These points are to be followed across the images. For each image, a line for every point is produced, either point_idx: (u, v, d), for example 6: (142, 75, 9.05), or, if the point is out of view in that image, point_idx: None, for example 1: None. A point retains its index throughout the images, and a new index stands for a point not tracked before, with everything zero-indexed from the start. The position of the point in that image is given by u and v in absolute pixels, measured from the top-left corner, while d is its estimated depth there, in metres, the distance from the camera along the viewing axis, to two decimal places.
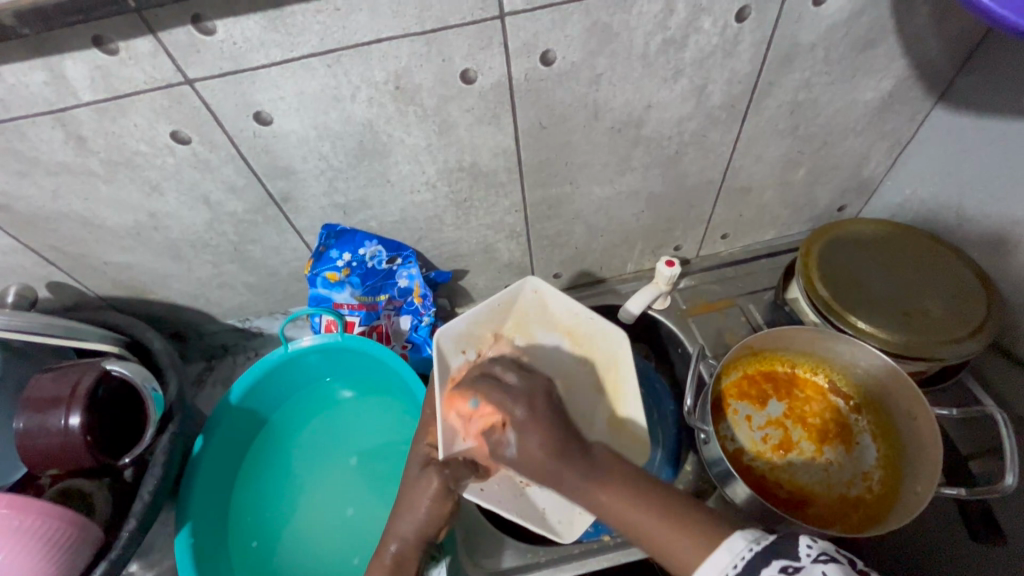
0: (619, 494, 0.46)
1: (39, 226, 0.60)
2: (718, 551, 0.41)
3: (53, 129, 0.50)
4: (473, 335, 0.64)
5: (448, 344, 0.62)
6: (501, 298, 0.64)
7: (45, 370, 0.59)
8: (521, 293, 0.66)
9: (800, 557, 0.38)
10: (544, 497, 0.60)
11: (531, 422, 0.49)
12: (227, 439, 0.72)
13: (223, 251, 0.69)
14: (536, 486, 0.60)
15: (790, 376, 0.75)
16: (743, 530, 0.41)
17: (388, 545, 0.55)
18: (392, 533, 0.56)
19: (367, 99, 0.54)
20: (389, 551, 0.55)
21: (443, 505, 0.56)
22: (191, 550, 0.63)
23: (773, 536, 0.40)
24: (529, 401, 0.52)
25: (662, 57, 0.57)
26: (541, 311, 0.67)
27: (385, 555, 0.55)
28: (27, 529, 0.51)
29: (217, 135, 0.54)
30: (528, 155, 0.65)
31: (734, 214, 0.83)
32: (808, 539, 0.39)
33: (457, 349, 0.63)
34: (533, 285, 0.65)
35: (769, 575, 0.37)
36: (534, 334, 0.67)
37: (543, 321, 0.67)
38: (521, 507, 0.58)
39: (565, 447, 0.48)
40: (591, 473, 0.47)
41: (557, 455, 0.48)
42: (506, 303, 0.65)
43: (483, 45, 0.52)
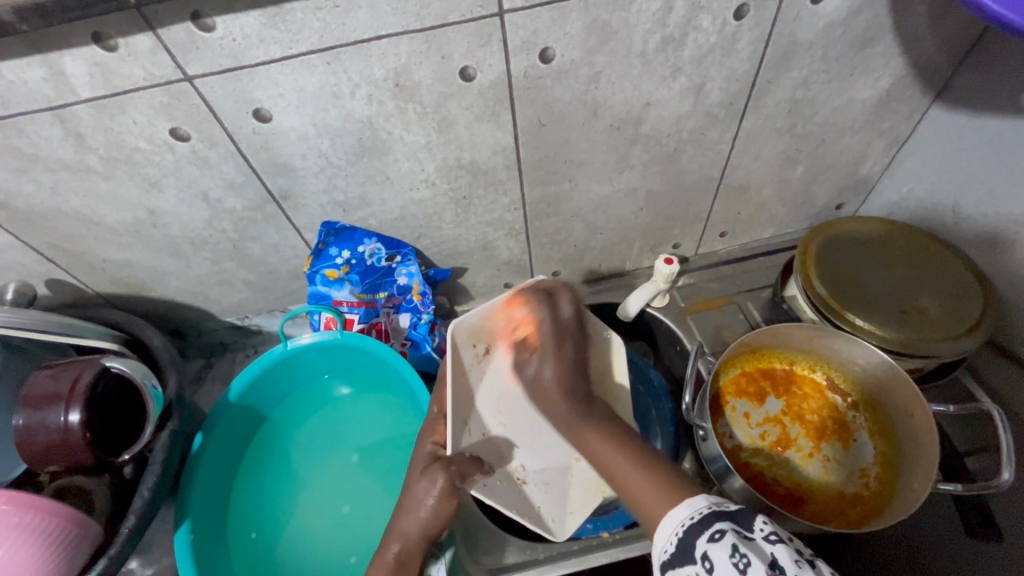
0: (604, 441, 0.51)
1: (38, 224, 0.60)
2: (680, 504, 0.41)
3: (52, 125, 0.50)
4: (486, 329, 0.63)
5: (462, 338, 0.61)
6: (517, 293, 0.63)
7: (45, 367, 0.59)
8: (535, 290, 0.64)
9: (753, 528, 0.38)
10: (537, 494, 0.64)
11: (552, 355, 0.58)
12: (226, 437, 0.72)
13: (222, 248, 0.69)
14: (531, 485, 0.64)
15: (788, 373, 0.75)
16: (709, 493, 0.42)
17: (391, 544, 0.54)
18: (394, 531, 0.55)
19: (366, 96, 0.54)
20: (392, 549, 0.54)
21: (449, 501, 0.54)
22: (190, 547, 0.63)
23: (734, 506, 0.40)
24: (564, 342, 0.59)
25: (661, 55, 0.58)
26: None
27: (387, 553, 0.54)
28: (26, 525, 0.51)
29: (216, 132, 0.54)
30: (527, 152, 0.65)
31: (732, 212, 0.84)
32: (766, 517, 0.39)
33: (468, 342, 0.62)
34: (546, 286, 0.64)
35: (721, 528, 0.38)
36: None
37: None
38: (519, 505, 0.62)
39: (569, 387, 0.56)
40: (583, 417, 0.54)
41: (564, 390, 0.56)
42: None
43: (482, 42, 0.52)
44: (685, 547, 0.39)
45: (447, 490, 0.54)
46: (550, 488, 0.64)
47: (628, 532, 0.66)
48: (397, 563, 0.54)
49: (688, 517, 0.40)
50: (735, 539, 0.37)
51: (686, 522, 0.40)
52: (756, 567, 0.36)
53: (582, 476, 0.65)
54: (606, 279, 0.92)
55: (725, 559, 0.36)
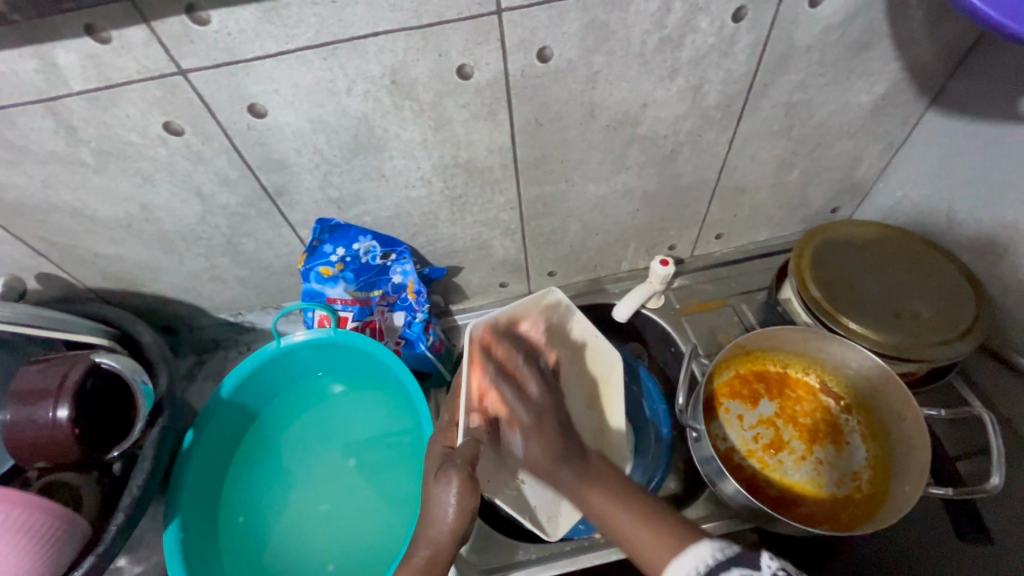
0: (604, 493, 0.51)
1: (30, 217, 0.60)
2: (682, 555, 0.41)
3: (43, 117, 0.50)
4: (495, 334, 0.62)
5: (480, 342, 0.60)
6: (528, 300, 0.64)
7: (32, 362, 0.57)
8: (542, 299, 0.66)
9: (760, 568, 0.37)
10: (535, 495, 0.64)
11: (533, 424, 0.60)
12: (217, 435, 0.72)
13: (216, 244, 0.68)
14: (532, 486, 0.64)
15: (781, 376, 0.75)
16: (711, 539, 0.41)
17: (418, 551, 0.51)
18: (422, 536, 0.51)
19: (362, 93, 0.54)
20: (420, 556, 0.50)
21: (472, 496, 0.51)
22: (179, 545, 0.62)
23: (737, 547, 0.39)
24: (542, 412, 0.62)
25: (658, 55, 0.58)
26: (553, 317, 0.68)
27: (414, 560, 0.50)
28: (10, 522, 0.50)
29: (210, 126, 0.54)
30: (524, 152, 0.65)
31: (728, 214, 0.84)
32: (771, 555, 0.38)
33: (480, 345, 0.61)
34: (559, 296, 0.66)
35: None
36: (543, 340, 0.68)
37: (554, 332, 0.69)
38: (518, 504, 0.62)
39: (562, 456, 0.57)
40: (584, 479, 0.53)
41: (553, 460, 0.57)
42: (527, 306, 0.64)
43: (480, 41, 0.52)
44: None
45: (466, 485, 0.51)
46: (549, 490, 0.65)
47: None
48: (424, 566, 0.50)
49: (695, 566, 0.39)
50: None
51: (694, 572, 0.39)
52: None
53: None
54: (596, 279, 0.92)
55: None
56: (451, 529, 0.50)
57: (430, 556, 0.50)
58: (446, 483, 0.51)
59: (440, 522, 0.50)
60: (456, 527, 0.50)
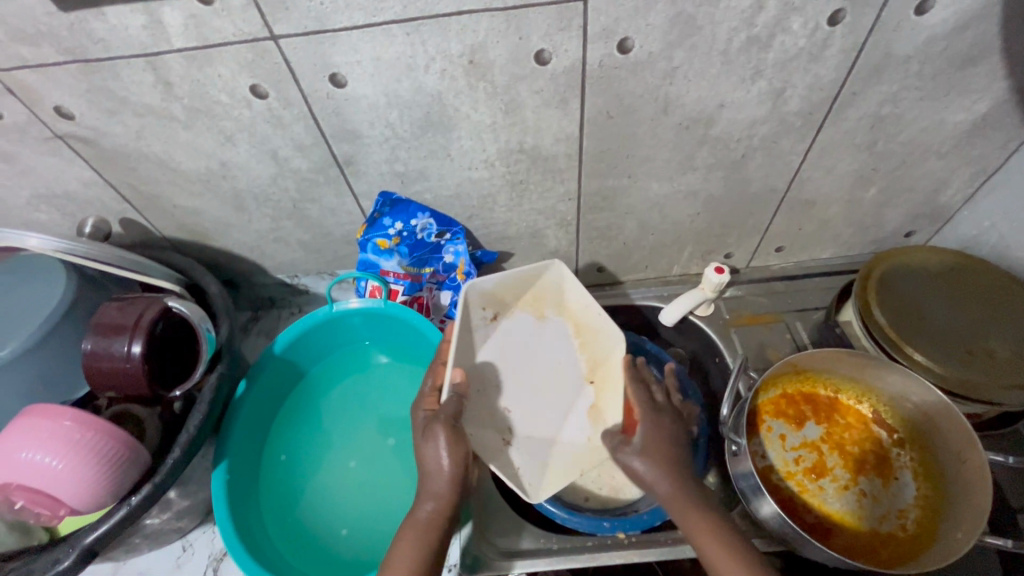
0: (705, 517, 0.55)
1: (120, 163, 0.63)
2: None
3: (144, 71, 0.53)
4: (495, 297, 0.71)
5: (475, 298, 0.69)
6: (529, 270, 0.69)
7: (113, 298, 0.58)
8: (545, 273, 0.71)
9: None
10: (517, 455, 0.67)
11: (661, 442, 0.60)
12: (268, 387, 0.75)
13: (284, 207, 0.71)
14: (516, 447, 0.68)
15: (831, 401, 0.72)
16: None
17: (423, 504, 0.56)
18: (425, 491, 0.56)
19: (439, 71, 0.55)
20: (424, 509, 0.56)
21: (458, 447, 0.57)
22: (225, 486, 0.65)
23: None
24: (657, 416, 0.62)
25: (743, 55, 0.56)
26: (559, 294, 0.72)
27: (420, 513, 0.55)
28: (83, 442, 0.50)
29: (293, 93, 0.56)
30: (591, 143, 0.64)
31: (792, 227, 0.81)
32: None
33: (479, 304, 0.70)
34: (560, 271, 0.70)
35: None
36: (545, 310, 0.73)
37: (556, 303, 0.73)
38: (500, 461, 0.66)
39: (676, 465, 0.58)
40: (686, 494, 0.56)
41: (671, 473, 0.57)
42: (530, 278, 0.71)
43: (562, 27, 0.52)
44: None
45: (452, 437, 0.57)
46: (530, 451, 0.68)
47: (643, 538, 0.67)
48: (426, 522, 0.55)
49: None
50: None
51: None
52: None
53: (564, 448, 0.68)
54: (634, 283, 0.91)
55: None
56: (448, 479, 0.56)
57: (432, 509, 0.55)
58: (433, 441, 0.57)
59: (437, 475, 0.56)
60: (453, 479, 0.56)
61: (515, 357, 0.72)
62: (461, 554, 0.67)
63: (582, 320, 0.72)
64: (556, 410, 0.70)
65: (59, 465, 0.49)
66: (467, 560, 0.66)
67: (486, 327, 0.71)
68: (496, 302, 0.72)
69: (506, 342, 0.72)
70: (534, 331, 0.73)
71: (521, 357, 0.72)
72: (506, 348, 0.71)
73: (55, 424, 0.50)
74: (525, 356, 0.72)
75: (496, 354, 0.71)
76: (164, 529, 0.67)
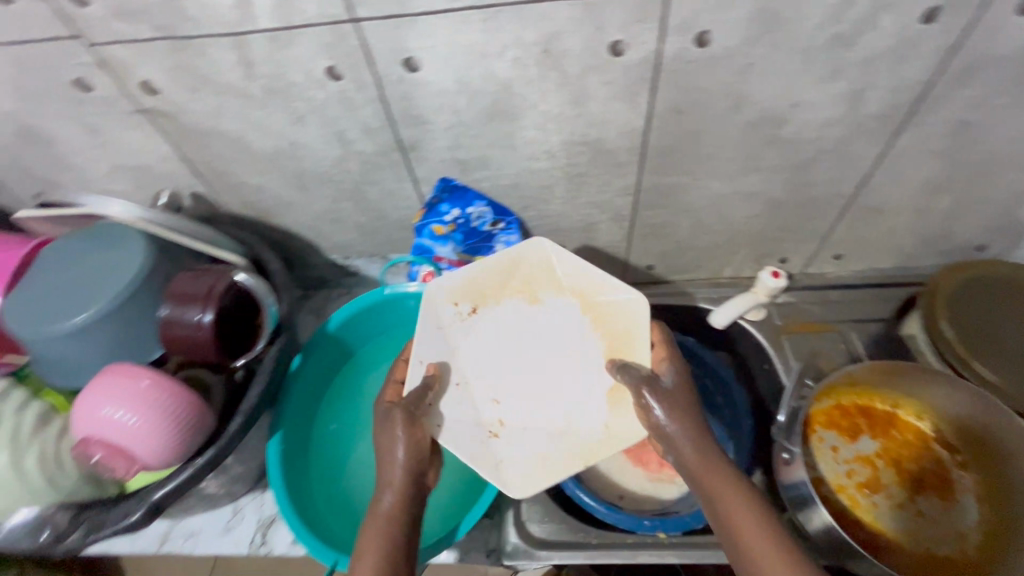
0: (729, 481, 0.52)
1: (196, 139, 0.65)
2: None
3: (229, 50, 0.54)
4: (470, 291, 0.68)
5: (444, 292, 0.68)
6: (507, 255, 0.69)
7: (187, 268, 0.61)
8: (527, 254, 0.69)
9: None
10: (506, 449, 0.62)
11: (688, 414, 0.56)
12: (318, 364, 0.77)
13: (344, 188, 0.72)
14: (504, 439, 0.62)
15: (887, 415, 0.70)
16: None
17: (381, 495, 0.54)
18: (383, 483, 0.55)
19: (511, 59, 0.55)
20: (384, 500, 0.54)
21: (414, 436, 0.57)
22: (279, 455, 0.67)
23: None
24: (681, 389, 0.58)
25: (825, 53, 0.54)
26: (549, 272, 0.69)
27: (380, 505, 0.53)
28: (158, 401, 0.52)
29: (367, 76, 0.57)
30: (656, 138, 0.63)
31: (855, 234, 0.78)
32: None
33: (449, 301, 0.68)
34: (547, 248, 0.69)
35: None
36: (537, 294, 0.69)
37: (550, 284, 0.69)
38: (483, 454, 0.61)
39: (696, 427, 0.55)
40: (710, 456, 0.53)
41: (695, 438, 0.54)
42: (512, 262, 0.69)
43: (640, 18, 0.51)
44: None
45: (406, 428, 0.57)
46: (524, 442, 0.62)
47: (685, 539, 0.66)
48: (389, 511, 0.53)
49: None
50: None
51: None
52: None
53: (568, 437, 0.62)
54: (683, 284, 0.89)
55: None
56: (403, 468, 0.55)
57: (393, 500, 0.54)
58: (388, 430, 0.57)
59: (393, 465, 0.55)
60: (406, 466, 0.55)
61: (501, 345, 0.67)
62: (502, 541, 0.68)
63: (586, 296, 0.68)
64: (556, 397, 0.64)
65: (135, 421, 0.51)
66: (506, 547, 0.68)
67: (462, 320, 0.67)
68: (473, 295, 0.68)
69: (489, 332, 0.67)
70: (526, 316, 0.68)
71: (510, 344, 0.67)
72: (490, 339, 0.67)
73: (134, 382, 0.53)
74: (511, 344, 0.67)
75: (474, 346, 0.66)
76: (219, 493, 0.69)
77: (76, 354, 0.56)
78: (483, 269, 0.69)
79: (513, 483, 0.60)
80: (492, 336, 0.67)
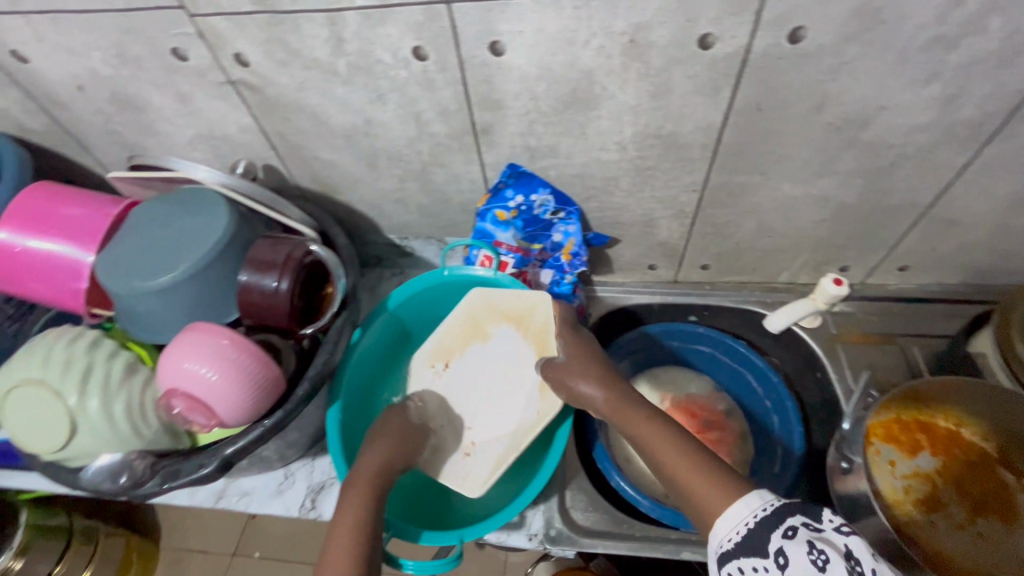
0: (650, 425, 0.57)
1: (278, 113, 0.67)
2: (736, 503, 0.46)
3: (322, 26, 0.56)
4: (441, 351, 0.77)
5: (419, 359, 0.77)
6: (454, 313, 0.78)
7: (266, 236, 0.63)
8: (466, 304, 0.77)
9: (823, 522, 0.43)
10: (478, 462, 0.69)
11: (602, 380, 0.64)
12: (378, 339, 0.78)
13: (412, 168, 0.73)
14: (475, 455, 0.70)
15: (949, 434, 0.69)
16: (754, 493, 0.46)
17: (367, 461, 0.60)
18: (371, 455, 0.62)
19: (597, 48, 0.55)
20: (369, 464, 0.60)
21: (409, 430, 0.67)
22: (338, 425, 0.68)
23: (778, 501, 0.44)
24: (577, 362, 0.67)
25: (922, 55, 0.53)
26: (487, 311, 0.77)
27: (366, 466, 0.60)
28: (236, 359, 0.55)
29: (451, 57, 0.58)
30: (731, 135, 0.63)
31: (925, 246, 0.75)
32: (832, 513, 0.43)
33: (425, 365, 0.77)
34: (477, 293, 0.76)
35: (773, 538, 0.43)
36: (484, 333, 0.77)
37: (489, 319, 0.77)
38: (462, 470, 0.69)
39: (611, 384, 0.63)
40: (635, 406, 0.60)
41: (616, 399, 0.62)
42: (457, 316, 0.77)
43: (735, 10, 0.51)
44: (754, 537, 0.44)
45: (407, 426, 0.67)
46: (491, 451, 0.70)
47: None
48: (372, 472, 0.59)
49: (760, 509, 0.44)
50: (810, 536, 0.42)
51: (759, 512, 0.44)
52: (836, 565, 0.40)
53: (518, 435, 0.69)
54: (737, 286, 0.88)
55: (801, 553, 0.41)
56: (390, 450, 0.63)
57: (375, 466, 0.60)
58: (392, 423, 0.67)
59: (382, 446, 0.63)
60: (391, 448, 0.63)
61: (464, 381, 0.75)
62: (545, 525, 0.69)
63: (515, 312, 0.75)
64: (508, 407, 0.73)
65: (214, 376, 0.54)
66: (550, 532, 0.68)
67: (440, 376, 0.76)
68: (444, 354, 0.77)
69: (459, 379, 0.76)
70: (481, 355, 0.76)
71: (473, 379, 0.75)
72: (459, 384, 0.75)
73: (215, 341, 0.55)
74: (473, 380, 0.75)
75: (449, 391, 0.75)
76: (275, 458, 0.72)
77: (162, 311, 0.59)
78: (445, 329, 0.77)
79: (472, 485, 0.67)
80: (458, 374, 0.76)
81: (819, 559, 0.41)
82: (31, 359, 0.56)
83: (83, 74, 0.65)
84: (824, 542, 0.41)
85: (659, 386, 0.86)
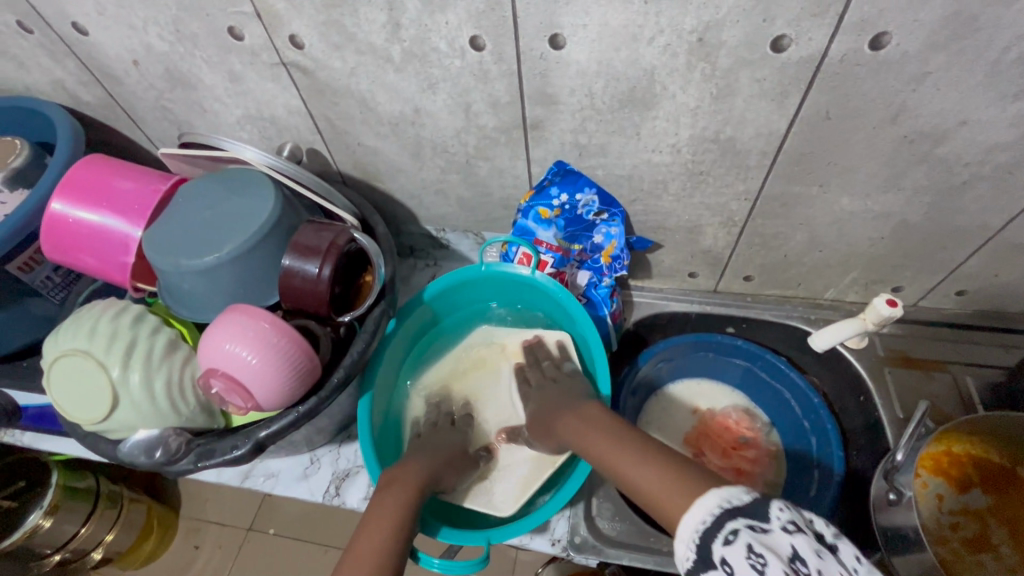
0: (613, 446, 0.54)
1: (326, 97, 0.67)
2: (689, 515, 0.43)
3: (381, 11, 0.55)
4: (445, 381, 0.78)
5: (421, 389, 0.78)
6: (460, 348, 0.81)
7: (311, 221, 0.62)
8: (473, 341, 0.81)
9: (770, 521, 0.40)
10: (503, 485, 0.68)
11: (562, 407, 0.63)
12: (410, 334, 0.77)
13: (456, 160, 0.72)
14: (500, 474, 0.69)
15: (1006, 471, 0.65)
16: (704, 497, 0.43)
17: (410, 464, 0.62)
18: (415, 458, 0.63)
19: (663, 45, 0.53)
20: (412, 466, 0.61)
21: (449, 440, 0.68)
22: (369, 415, 0.68)
23: (727, 503, 0.42)
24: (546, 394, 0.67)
25: (1014, 69, 0.49)
26: (495, 346, 0.80)
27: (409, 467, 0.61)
28: (275, 344, 0.54)
29: (509, 49, 0.56)
30: (794, 144, 0.60)
31: (988, 272, 0.71)
32: (779, 505, 0.41)
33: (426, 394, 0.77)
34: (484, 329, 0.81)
35: (717, 548, 0.41)
36: (493, 362, 0.79)
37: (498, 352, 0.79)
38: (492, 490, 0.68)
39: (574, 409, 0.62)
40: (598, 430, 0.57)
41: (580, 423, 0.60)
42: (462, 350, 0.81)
43: (816, 12, 0.48)
44: (704, 551, 0.41)
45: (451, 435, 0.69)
46: (510, 475, 0.69)
47: None
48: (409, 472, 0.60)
49: (700, 522, 0.42)
50: (751, 539, 0.40)
51: (700, 527, 0.42)
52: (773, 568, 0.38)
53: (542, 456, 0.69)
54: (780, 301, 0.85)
55: (740, 557, 0.39)
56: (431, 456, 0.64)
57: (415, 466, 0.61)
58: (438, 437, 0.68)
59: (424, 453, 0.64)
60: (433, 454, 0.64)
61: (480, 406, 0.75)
62: (570, 531, 0.67)
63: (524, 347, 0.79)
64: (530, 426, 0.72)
65: (254, 360, 0.54)
66: (575, 539, 0.67)
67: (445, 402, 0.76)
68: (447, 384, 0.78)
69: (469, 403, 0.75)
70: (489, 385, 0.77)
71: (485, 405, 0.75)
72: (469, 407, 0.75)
73: (255, 324, 0.55)
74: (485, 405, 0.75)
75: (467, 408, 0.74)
76: (303, 443, 0.72)
77: (206, 290, 0.59)
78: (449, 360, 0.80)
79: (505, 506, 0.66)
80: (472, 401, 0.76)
81: (759, 564, 0.39)
82: (78, 329, 0.57)
83: (139, 49, 0.65)
84: (764, 544, 0.39)
85: (690, 400, 0.85)
